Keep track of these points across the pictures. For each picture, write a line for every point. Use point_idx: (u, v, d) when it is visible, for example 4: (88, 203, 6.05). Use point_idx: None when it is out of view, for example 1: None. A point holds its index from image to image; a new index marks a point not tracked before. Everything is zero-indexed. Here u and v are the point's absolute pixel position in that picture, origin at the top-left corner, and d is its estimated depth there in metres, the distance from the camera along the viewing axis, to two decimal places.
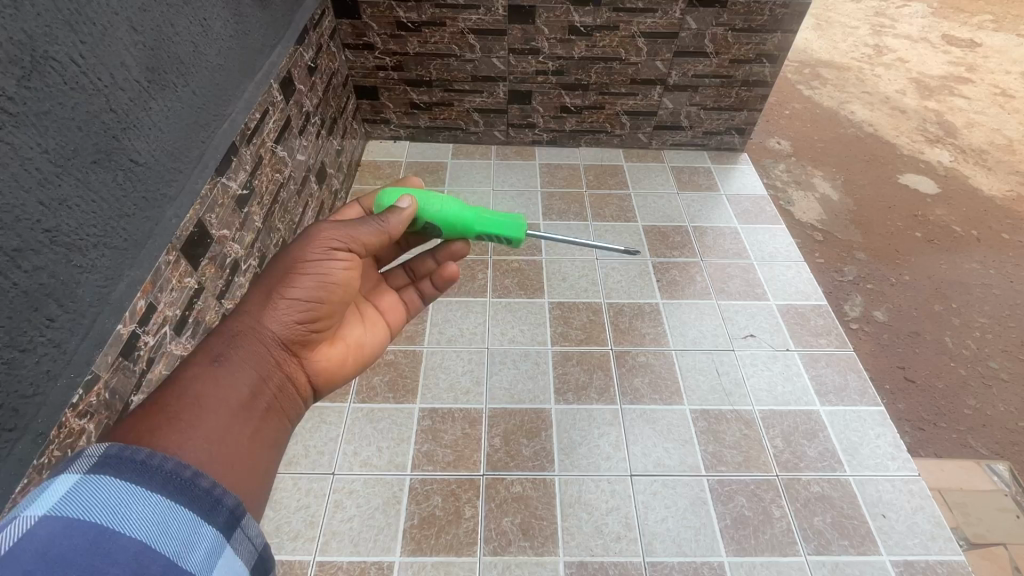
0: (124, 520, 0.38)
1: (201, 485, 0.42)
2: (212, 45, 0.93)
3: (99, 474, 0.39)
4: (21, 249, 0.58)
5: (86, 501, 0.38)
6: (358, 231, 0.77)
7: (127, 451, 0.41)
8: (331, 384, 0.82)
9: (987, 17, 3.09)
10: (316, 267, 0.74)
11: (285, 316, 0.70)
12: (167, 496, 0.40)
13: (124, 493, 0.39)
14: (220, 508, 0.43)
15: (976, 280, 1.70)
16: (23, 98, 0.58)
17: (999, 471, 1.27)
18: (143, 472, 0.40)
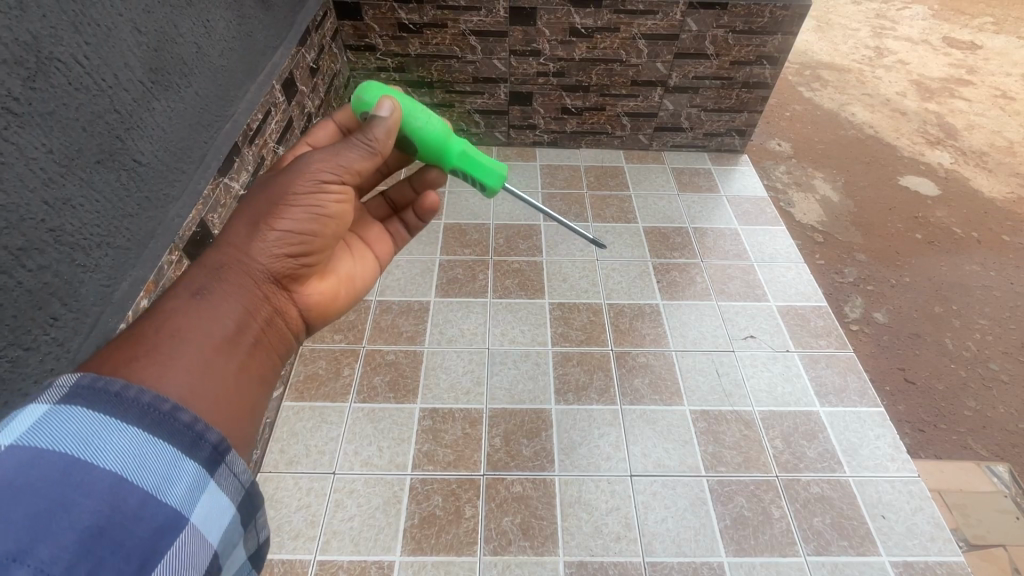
0: (98, 452, 0.35)
1: (181, 419, 0.40)
2: (215, 46, 0.94)
3: (70, 405, 0.36)
4: (26, 248, 0.58)
5: (55, 432, 0.35)
6: (347, 159, 0.70)
7: (100, 381, 0.38)
8: (324, 318, 0.78)
9: (987, 19, 3.09)
10: (306, 198, 0.68)
11: (276, 247, 0.64)
12: (144, 430, 0.37)
13: (97, 425, 0.36)
14: (203, 444, 0.40)
15: (976, 281, 1.70)
16: (28, 98, 0.58)
17: (998, 472, 1.27)
18: (118, 405, 0.38)
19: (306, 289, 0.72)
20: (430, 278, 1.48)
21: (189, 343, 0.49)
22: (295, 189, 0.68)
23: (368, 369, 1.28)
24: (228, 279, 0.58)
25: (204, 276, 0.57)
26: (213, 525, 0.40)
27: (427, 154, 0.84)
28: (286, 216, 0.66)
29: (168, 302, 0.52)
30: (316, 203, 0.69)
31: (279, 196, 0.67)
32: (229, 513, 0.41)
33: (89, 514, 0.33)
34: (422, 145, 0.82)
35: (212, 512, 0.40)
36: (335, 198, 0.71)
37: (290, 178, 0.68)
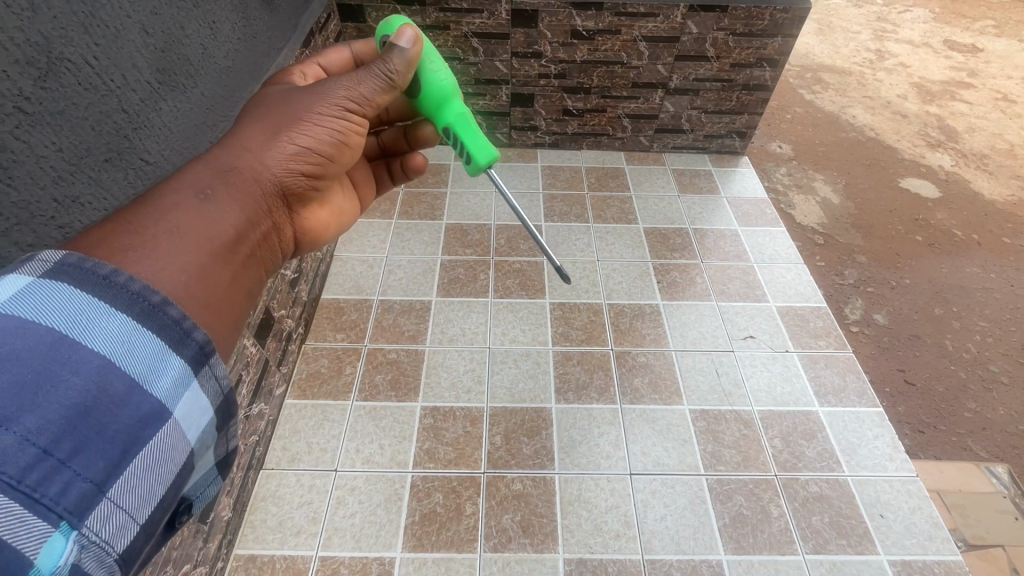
0: (85, 332, 0.34)
1: (170, 314, 0.38)
2: (221, 48, 0.95)
3: (56, 279, 0.35)
4: (36, 245, 0.60)
5: (42, 304, 0.34)
6: (365, 89, 0.72)
7: (87, 262, 0.36)
8: (308, 245, 0.78)
9: (989, 22, 3.10)
10: (321, 121, 0.69)
11: (285, 162, 0.65)
12: (132, 318, 0.36)
13: (85, 303, 0.35)
14: (189, 342, 0.39)
15: (976, 283, 1.71)
16: (39, 98, 0.59)
17: (997, 473, 1.28)
18: (105, 288, 0.36)
19: (301, 213, 0.73)
20: (432, 278, 1.50)
21: (198, 232, 0.48)
22: (311, 110, 0.68)
23: (370, 368, 1.29)
24: (238, 181, 0.58)
25: (214, 172, 0.56)
26: (192, 424, 0.39)
27: (429, 101, 0.85)
28: (299, 134, 0.67)
29: (176, 190, 0.50)
30: (328, 127, 0.70)
31: (295, 113, 0.68)
32: (209, 413, 0.41)
33: (74, 392, 0.32)
34: (429, 88, 0.83)
35: (193, 410, 0.39)
36: (346, 126, 0.72)
37: (307, 99, 0.69)
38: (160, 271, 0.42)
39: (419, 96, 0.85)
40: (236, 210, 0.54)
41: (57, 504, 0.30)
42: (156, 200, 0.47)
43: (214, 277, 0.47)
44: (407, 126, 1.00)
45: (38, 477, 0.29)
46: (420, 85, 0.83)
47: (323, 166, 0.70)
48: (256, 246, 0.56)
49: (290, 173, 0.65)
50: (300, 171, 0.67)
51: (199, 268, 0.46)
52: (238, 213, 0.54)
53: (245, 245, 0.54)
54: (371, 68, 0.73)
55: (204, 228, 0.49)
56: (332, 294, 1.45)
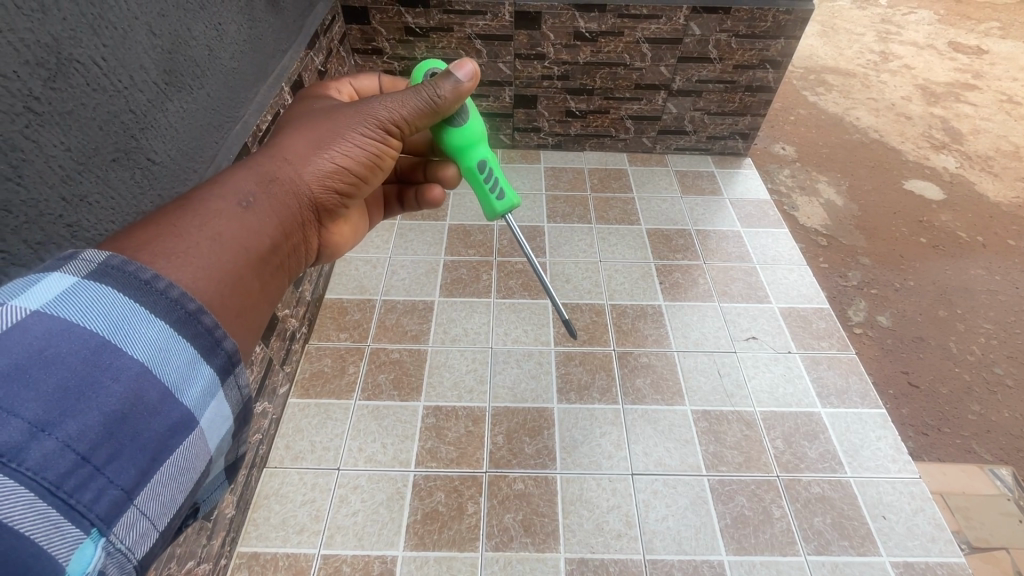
0: (126, 339, 0.34)
1: (204, 322, 0.39)
2: (226, 49, 0.96)
3: (99, 282, 0.35)
4: (44, 242, 0.60)
5: (85, 306, 0.34)
6: (405, 109, 0.73)
7: (130, 266, 0.37)
8: (327, 253, 0.79)
9: (994, 24, 3.09)
10: (359, 138, 0.70)
11: (320, 175, 0.66)
12: (169, 325, 0.37)
13: (128, 308, 0.35)
14: (219, 352, 0.39)
15: (981, 285, 1.70)
16: (48, 98, 0.60)
17: (1002, 475, 1.27)
18: (145, 293, 0.36)
19: (327, 225, 0.74)
20: (435, 278, 1.50)
21: (237, 242, 0.50)
22: (351, 125, 0.70)
23: (373, 367, 1.30)
24: (273, 190, 0.59)
25: (253, 180, 0.57)
26: (215, 432, 0.40)
27: (469, 135, 0.85)
28: (337, 148, 0.69)
29: (221, 198, 0.51)
30: (365, 145, 0.71)
31: (338, 128, 0.70)
32: (230, 421, 0.41)
33: (113, 399, 0.33)
34: (471, 123, 0.84)
35: (216, 420, 0.40)
36: (382, 145, 0.73)
37: (350, 113, 0.71)
38: (198, 277, 0.43)
39: (457, 128, 0.84)
40: (272, 222, 0.56)
41: (90, 511, 0.31)
42: (204, 208, 0.49)
43: (247, 289, 0.48)
44: (427, 160, 1.01)
45: (74, 485, 0.30)
46: (464, 118, 0.83)
47: (354, 181, 0.71)
48: (283, 259, 0.57)
49: (322, 185, 0.67)
50: (331, 185, 0.68)
51: (235, 279, 0.47)
52: (272, 226, 0.55)
53: (275, 258, 0.55)
54: (418, 90, 0.74)
55: (242, 239, 0.50)
56: (336, 294, 1.46)
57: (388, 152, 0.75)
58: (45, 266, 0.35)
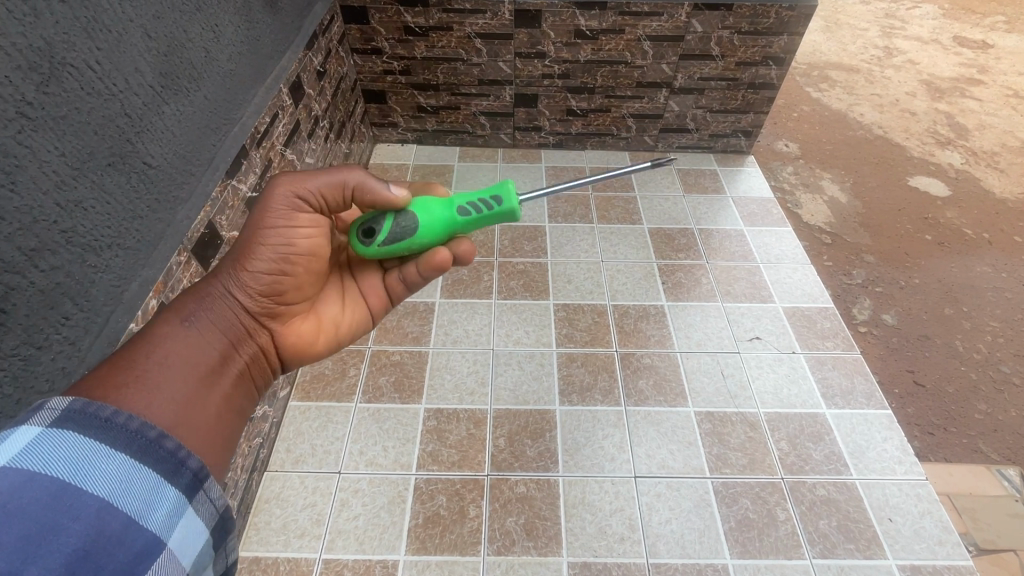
0: (83, 479, 0.37)
1: (166, 446, 0.41)
2: (224, 50, 0.95)
3: (62, 428, 0.38)
4: (38, 249, 0.59)
5: (46, 454, 0.36)
6: (318, 184, 0.75)
7: (91, 406, 0.40)
8: (303, 359, 0.80)
9: (1000, 18, 3.05)
10: (274, 232, 0.72)
11: (253, 281, 0.69)
12: (130, 456, 0.39)
13: (85, 449, 0.38)
14: (183, 472, 0.42)
15: (987, 283, 1.68)
16: (42, 102, 0.60)
17: (1009, 476, 1.25)
18: (106, 429, 0.39)
19: (283, 325, 0.75)
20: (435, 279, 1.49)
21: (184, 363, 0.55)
22: (262, 223, 0.72)
23: (374, 369, 1.29)
24: (206, 307, 0.63)
25: (190, 302, 0.62)
26: (188, 548, 0.41)
27: (428, 214, 0.77)
28: (259, 251, 0.71)
29: (161, 322, 0.57)
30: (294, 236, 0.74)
31: (253, 231, 0.72)
32: (204, 535, 0.43)
33: (74, 538, 0.34)
34: (413, 210, 0.77)
35: (188, 537, 0.41)
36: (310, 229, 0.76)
37: (260, 210, 0.72)
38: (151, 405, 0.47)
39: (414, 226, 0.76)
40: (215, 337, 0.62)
41: None
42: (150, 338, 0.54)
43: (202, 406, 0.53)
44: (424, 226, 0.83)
45: None
46: (405, 216, 0.76)
47: (289, 275, 0.74)
48: (229, 367, 0.63)
49: (257, 290, 0.70)
50: (266, 286, 0.71)
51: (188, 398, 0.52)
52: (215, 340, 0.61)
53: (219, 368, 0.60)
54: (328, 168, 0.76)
55: (183, 358, 0.55)
56: None
57: (312, 237, 0.75)
58: (13, 421, 0.38)
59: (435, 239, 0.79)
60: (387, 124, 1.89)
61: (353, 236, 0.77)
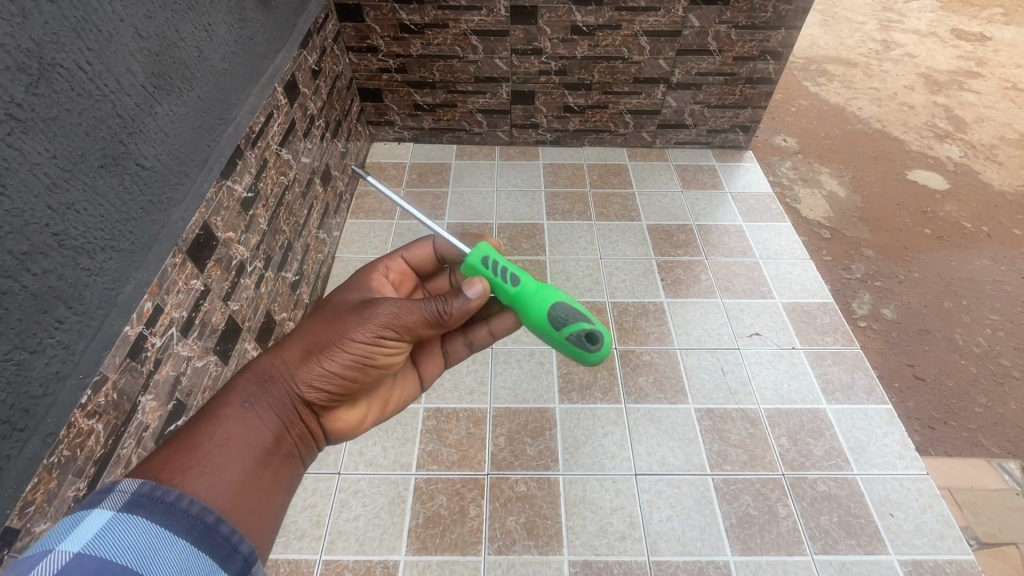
0: (153, 564, 0.39)
1: (221, 531, 0.45)
2: (217, 50, 0.94)
3: (132, 513, 0.42)
4: (30, 252, 0.59)
5: (118, 539, 0.39)
6: (414, 319, 0.70)
7: (157, 491, 0.44)
8: (349, 434, 0.81)
9: (997, 10, 3.05)
10: (364, 348, 0.69)
11: (319, 380, 0.68)
12: (191, 542, 0.43)
13: (154, 534, 0.41)
14: (236, 556, 0.45)
15: (986, 276, 1.68)
16: (31, 104, 0.59)
17: (1009, 470, 1.25)
18: (170, 515, 0.43)
19: (336, 409, 0.75)
20: None
21: (238, 449, 0.58)
22: (351, 333, 0.69)
23: None
24: (267, 392, 0.65)
25: (250, 384, 0.64)
26: None
27: (533, 301, 0.74)
28: (338, 354, 0.68)
29: (222, 408, 0.60)
30: (369, 352, 0.70)
31: (337, 331, 0.69)
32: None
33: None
34: (538, 328, 0.75)
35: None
36: (387, 347, 0.71)
37: (354, 320, 0.69)
38: (208, 488, 0.51)
39: (552, 299, 0.74)
40: (269, 423, 0.63)
41: None
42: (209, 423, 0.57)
43: (251, 492, 0.55)
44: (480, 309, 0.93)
45: None
46: (553, 311, 0.73)
47: (359, 378, 0.71)
48: (280, 455, 0.64)
49: (321, 387, 0.68)
50: (331, 383, 0.69)
51: (240, 484, 0.55)
52: (269, 426, 0.63)
53: (272, 456, 0.62)
54: (429, 303, 0.70)
55: (238, 450, 0.58)
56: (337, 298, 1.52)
57: (391, 352, 0.72)
58: (85, 505, 0.41)
59: (554, 293, 0.74)
60: (383, 123, 1.88)
61: (597, 356, 0.75)
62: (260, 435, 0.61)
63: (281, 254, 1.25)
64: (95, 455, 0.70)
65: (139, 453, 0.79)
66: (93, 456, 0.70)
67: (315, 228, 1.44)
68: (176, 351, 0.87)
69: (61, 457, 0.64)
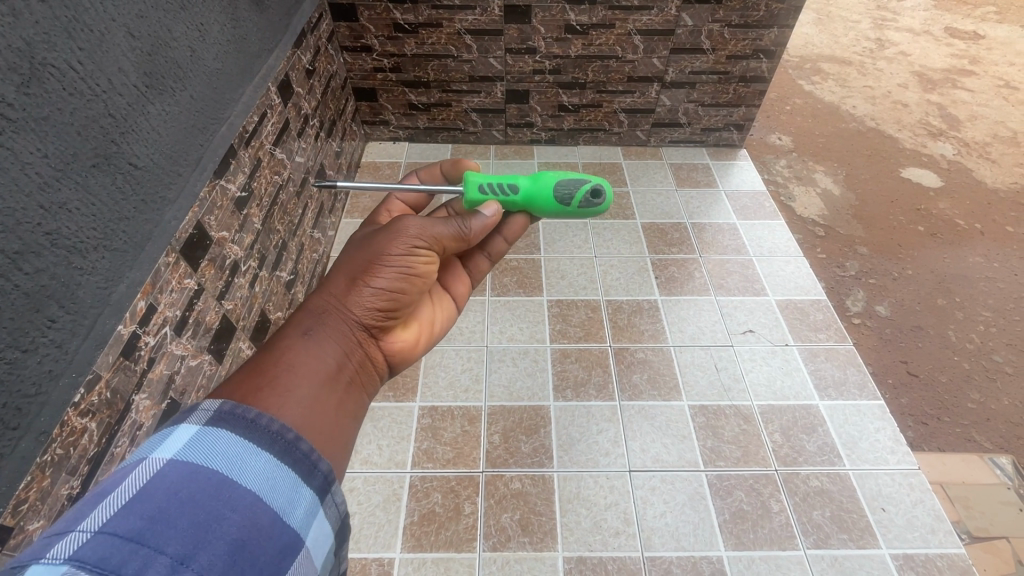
0: (240, 473, 0.40)
1: (301, 448, 0.45)
2: (210, 50, 0.94)
3: (216, 427, 0.42)
4: (22, 252, 0.59)
5: (206, 451, 0.40)
6: (438, 229, 0.76)
7: (238, 409, 0.44)
8: (406, 363, 0.82)
9: (991, 8, 3.06)
10: (405, 265, 0.73)
11: (368, 303, 0.70)
12: (274, 456, 0.43)
13: (239, 447, 0.41)
14: (315, 473, 0.45)
15: (979, 273, 1.69)
16: (23, 104, 0.59)
17: (1001, 464, 1.26)
18: (252, 429, 0.43)
19: (389, 337, 0.76)
20: None
21: (308, 371, 0.58)
22: (386, 252, 0.72)
23: None
24: (324, 321, 0.66)
25: (306, 317, 0.65)
26: (319, 549, 0.43)
27: (541, 194, 0.81)
28: (380, 274, 0.71)
29: (285, 337, 0.61)
30: (407, 267, 0.73)
31: (372, 253, 0.72)
32: (330, 539, 0.45)
33: (235, 527, 0.36)
34: (553, 212, 0.83)
35: (319, 538, 0.43)
36: (421, 261, 0.75)
37: (384, 240, 0.73)
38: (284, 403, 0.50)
39: (552, 181, 0.81)
40: (331, 348, 0.64)
41: None
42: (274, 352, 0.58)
43: (329, 405, 0.55)
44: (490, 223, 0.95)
45: None
46: (560, 191, 0.81)
47: (405, 297, 0.74)
48: (351, 375, 0.65)
49: (371, 308, 0.71)
50: (380, 304, 0.72)
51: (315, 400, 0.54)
52: (332, 351, 0.64)
53: (343, 374, 0.63)
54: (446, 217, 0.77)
55: (310, 368, 0.58)
56: None
57: (425, 264, 0.76)
58: (173, 420, 0.42)
59: (551, 176, 0.81)
60: (378, 122, 1.89)
61: (610, 207, 0.83)
62: (325, 360, 0.61)
63: (276, 254, 1.25)
64: (89, 453, 0.70)
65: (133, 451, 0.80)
66: (86, 454, 0.70)
67: (309, 227, 1.44)
68: (170, 350, 0.87)
69: (54, 455, 0.64)
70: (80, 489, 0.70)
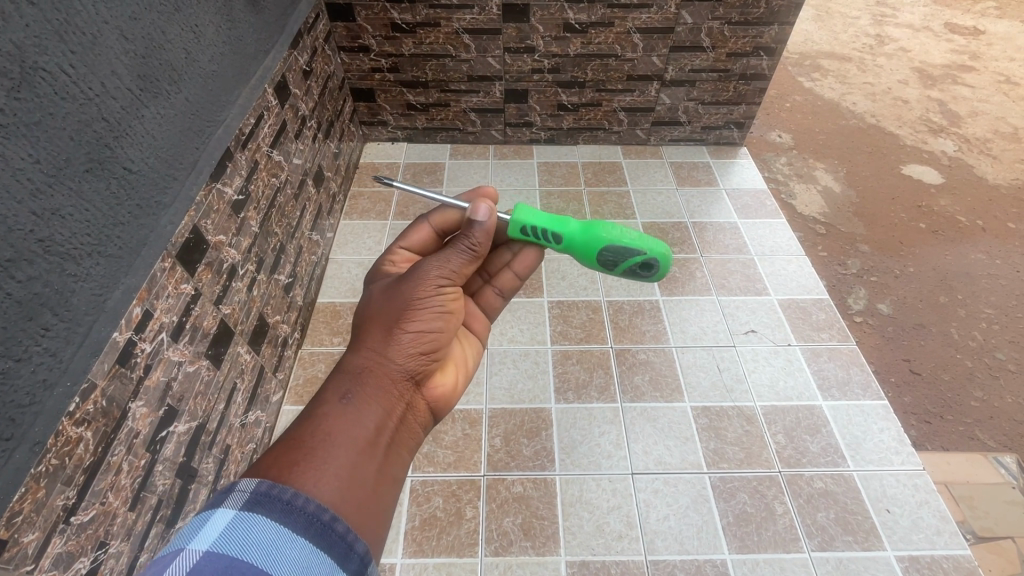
0: (276, 564, 0.40)
1: (336, 529, 0.45)
2: (205, 51, 0.93)
3: (253, 512, 0.43)
4: (14, 260, 0.58)
5: (242, 540, 0.40)
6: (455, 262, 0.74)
7: (274, 490, 0.45)
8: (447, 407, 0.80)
9: (990, 4, 3.05)
10: (430, 304, 0.72)
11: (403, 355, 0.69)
12: (310, 540, 0.43)
13: (276, 533, 0.42)
14: (352, 555, 0.45)
15: (981, 270, 1.68)
16: (13, 108, 0.58)
17: (1006, 463, 1.25)
18: (289, 511, 0.44)
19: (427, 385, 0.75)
20: None
21: (347, 438, 0.56)
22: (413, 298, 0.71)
23: None
24: (362, 381, 0.64)
25: (343, 380, 0.63)
26: None
27: (583, 255, 0.83)
28: (411, 322, 0.70)
29: (323, 405, 0.59)
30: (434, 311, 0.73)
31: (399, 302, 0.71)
32: None
33: None
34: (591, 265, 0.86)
35: None
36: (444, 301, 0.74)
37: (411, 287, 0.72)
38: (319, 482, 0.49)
39: (598, 249, 0.82)
40: (371, 410, 0.62)
41: None
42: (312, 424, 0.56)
43: (366, 479, 0.54)
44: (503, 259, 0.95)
45: None
46: (602, 258, 0.83)
47: (437, 341, 0.73)
48: (394, 435, 0.63)
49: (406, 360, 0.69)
50: (415, 354, 0.70)
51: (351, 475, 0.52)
52: (372, 412, 0.61)
53: (385, 437, 0.61)
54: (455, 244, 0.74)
55: (349, 432, 0.57)
56: (329, 298, 1.50)
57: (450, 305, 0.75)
58: (210, 506, 0.42)
59: (599, 239, 0.81)
60: (376, 122, 1.88)
61: (654, 277, 0.86)
62: (364, 424, 0.59)
63: (274, 257, 1.24)
64: (84, 463, 0.70)
65: (129, 461, 0.79)
66: (81, 464, 0.69)
67: (308, 230, 1.43)
68: (167, 356, 0.86)
69: (49, 466, 0.63)
70: (76, 500, 0.69)
